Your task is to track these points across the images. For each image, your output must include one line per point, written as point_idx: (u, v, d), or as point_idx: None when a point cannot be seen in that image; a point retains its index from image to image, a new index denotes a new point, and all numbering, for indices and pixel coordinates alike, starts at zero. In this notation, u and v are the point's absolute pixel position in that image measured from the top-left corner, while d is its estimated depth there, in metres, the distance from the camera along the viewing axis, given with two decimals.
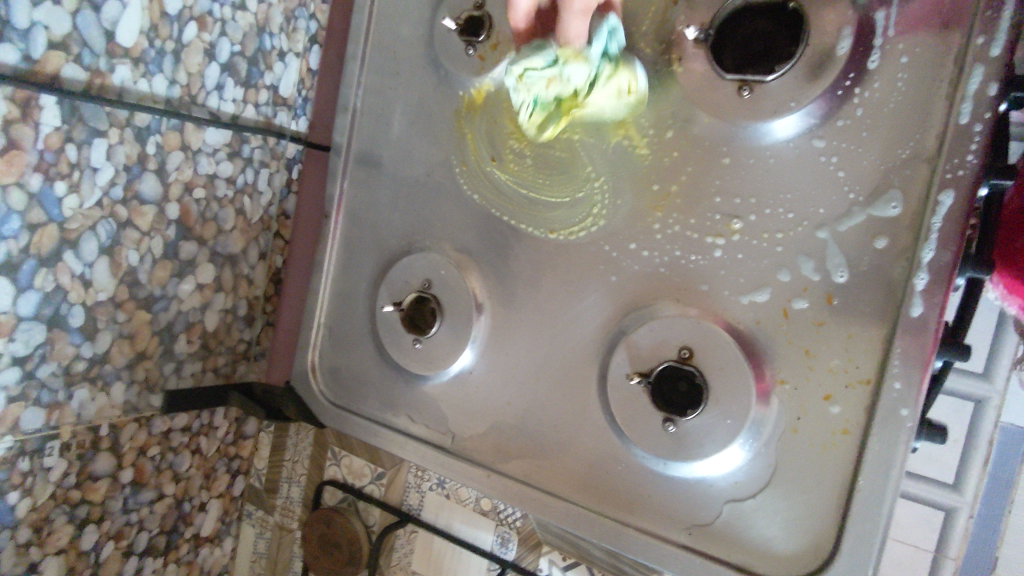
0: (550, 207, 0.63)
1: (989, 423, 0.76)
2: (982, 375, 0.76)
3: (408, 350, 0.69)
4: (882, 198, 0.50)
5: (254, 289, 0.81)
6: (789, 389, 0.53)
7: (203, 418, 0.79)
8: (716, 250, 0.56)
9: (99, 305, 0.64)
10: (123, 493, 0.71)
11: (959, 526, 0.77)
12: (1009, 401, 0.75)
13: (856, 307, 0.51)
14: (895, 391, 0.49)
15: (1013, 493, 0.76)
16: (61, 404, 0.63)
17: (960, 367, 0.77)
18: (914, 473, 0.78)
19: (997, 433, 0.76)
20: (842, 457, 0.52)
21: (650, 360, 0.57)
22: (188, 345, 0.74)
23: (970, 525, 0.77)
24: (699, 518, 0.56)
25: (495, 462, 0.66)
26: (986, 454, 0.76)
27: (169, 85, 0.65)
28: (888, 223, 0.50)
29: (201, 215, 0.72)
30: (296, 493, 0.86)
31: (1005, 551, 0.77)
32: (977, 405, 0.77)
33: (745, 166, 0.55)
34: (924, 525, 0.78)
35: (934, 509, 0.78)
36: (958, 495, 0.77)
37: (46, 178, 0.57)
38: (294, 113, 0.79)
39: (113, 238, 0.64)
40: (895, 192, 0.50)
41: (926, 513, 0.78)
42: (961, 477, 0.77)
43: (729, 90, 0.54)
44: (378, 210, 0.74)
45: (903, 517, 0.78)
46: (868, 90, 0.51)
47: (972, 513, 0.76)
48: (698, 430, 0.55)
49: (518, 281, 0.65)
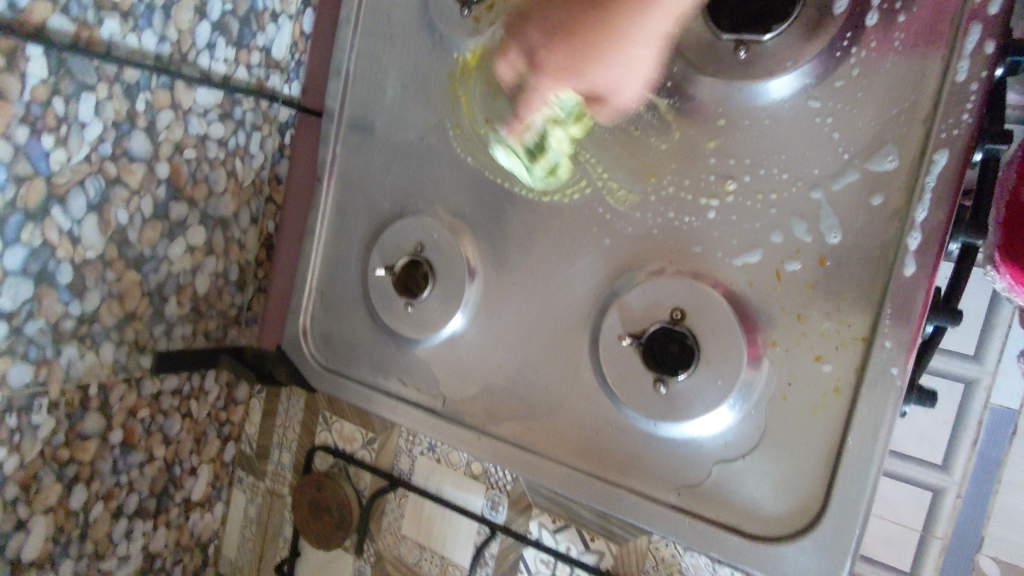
0: (545, 167, 0.63)
1: (979, 403, 0.73)
2: (972, 357, 0.73)
3: (399, 314, 0.69)
4: (879, 152, 0.50)
5: (245, 253, 0.81)
6: (780, 351, 0.54)
7: (193, 382, 0.79)
8: (709, 211, 0.56)
9: (88, 263, 0.64)
10: (113, 454, 0.71)
11: (947, 506, 0.74)
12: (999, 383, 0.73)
13: (848, 268, 0.51)
14: (885, 350, 0.49)
15: (1001, 473, 0.73)
16: (49, 361, 0.63)
17: (947, 347, 0.75)
18: (902, 452, 0.76)
19: (986, 414, 0.73)
20: (832, 417, 0.52)
21: (642, 321, 0.57)
22: (178, 308, 0.74)
23: (958, 506, 0.74)
24: (688, 479, 0.57)
25: (486, 425, 0.66)
26: (975, 434, 0.74)
27: (159, 41, 0.64)
28: (883, 179, 0.50)
29: (192, 176, 0.71)
30: (287, 459, 0.85)
31: (993, 531, 0.74)
32: (968, 386, 0.74)
33: (741, 128, 0.55)
34: (912, 504, 0.76)
35: (922, 488, 0.76)
36: (946, 475, 0.75)
37: (33, 131, 0.56)
38: (286, 76, 0.78)
39: (101, 195, 0.63)
40: (890, 145, 0.50)
41: (913, 492, 0.76)
42: (950, 457, 0.74)
43: (727, 50, 0.53)
44: (371, 174, 0.74)
45: (893, 497, 0.76)
46: (865, 50, 0.50)
47: (961, 493, 0.74)
48: (688, 391, 0.55)
49: (511, 244, 0.65)
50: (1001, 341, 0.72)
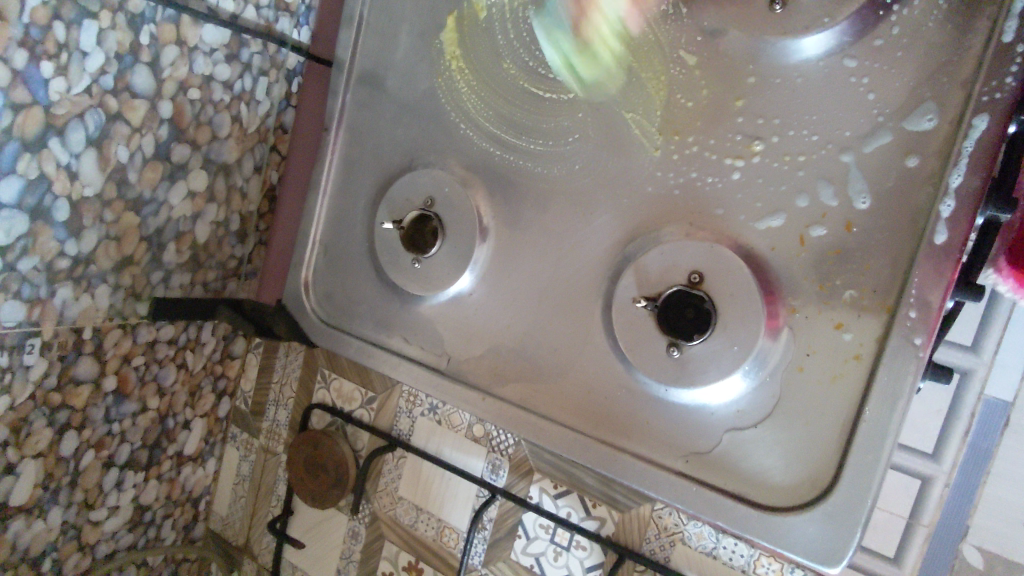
0: (556, 121, 0.61)
1: (972, 393, 0.71)
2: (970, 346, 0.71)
3: (406, 269, 0.67)
4: (917, 110, 0.49)
5: (248, 204, 0.78)
6: (800, 319, 0.52)
7: (189, 332, 0.77)
8: (734, 172, 0.54)
9: (86, 202, 0.61)
10: (105, 402, 0.69)
11: (935, 496, 0.72)
12: (995, 372, 0.70)
13: (874, 234, 0.50)
14: (909, 320, 0.48)
15: (992, 465, 0.70)
16: (43, 301, 0.61)
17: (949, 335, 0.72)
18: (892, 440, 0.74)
19: (980, 405, 0.71)
20: (849, 386, 0.51)
21: (658, 284, 0.55)
22: (177, 256, 0.72)
23: (944, 497, 0.72)
24: (697, 446, 0.56)
25: (491, 386, 0.65)
26: (966, 424, 0.71)
27: None
28: (921, 137, 0.48)
29: (195, 118, 0.69)
30: (282, 416, 0.84)
31: (978, 521, 0.71)
32: (962, 375, 0.71)
33: (771, 87, 0.53)
34: (902, 491, 0.73)
35: (910, 476, 0.73)
36: (936, 465, 0.72)
37: (31, 57, 0.54)
38: (296, 21, 0.75)
39: (101, 130, 0.61)
40: (930, 103, 0.48)
41: (903, 482, 0.73)
42: (940, 447, 0.72)
43: (761, 5, 0.51)
44: (381, 125, 0.72)
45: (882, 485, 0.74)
46: (906, 7, 0.49)
47: (949, 482, 0.72)
48: (703, 356, 0.54)
49: (526, 202, 0.63)
50: (1001, 329, 0.70)
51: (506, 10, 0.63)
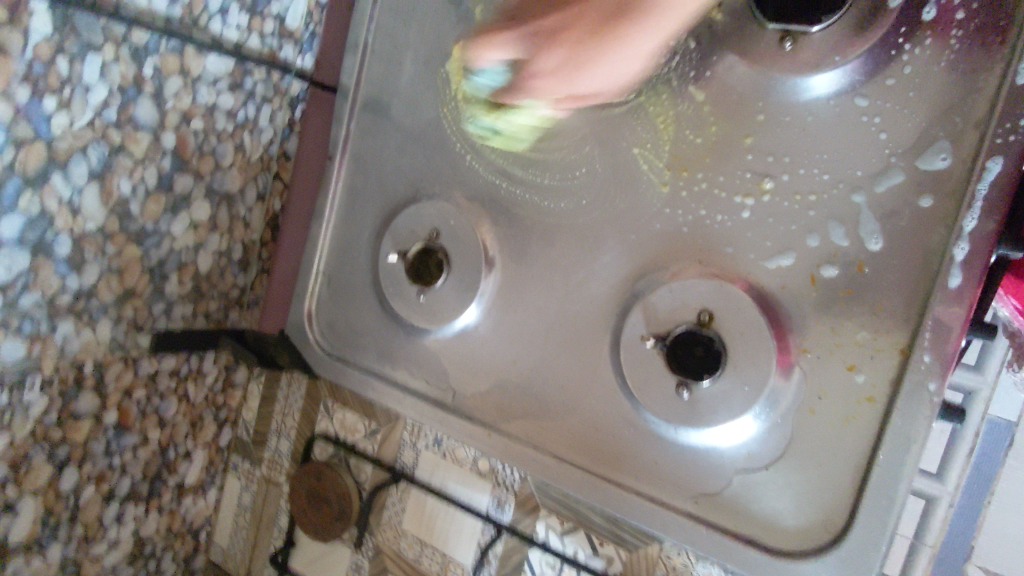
0: (563, 155, 0.61)
1: (977, 415, 0.76)
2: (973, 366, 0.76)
3: (410, 302, 0.66)
4: (931, 148, 0.48)
5: (250, 232, 0.78)
6: (811, 359, 0.51)
7: (191, 363, 0.76)
8: (744, 210, 0.53)
9: (88, 236, 0.61)
10: (106, 435, 0.68)
11: (938, 515, 0.77)
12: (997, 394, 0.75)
13: (887, 276, 0.49)
14: (923, 364, 0.47)
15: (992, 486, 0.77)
16: (44, 336, 0.60)
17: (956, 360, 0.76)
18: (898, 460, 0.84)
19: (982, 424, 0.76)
20: (863, 429, 0.50)
21: (667, 322, 0.55)
22: (179, 286, 0.71)
23: (949, 516, 0.77)
24: (707, 487, 0.55)
25: (496, 422, 0.64)
26: (971, 445, 0.77)
27: (170, 3, 0.61)
28: (934, 177, 0.48)
29: (198, 148, 0.68)
30: (285, 447, 0.83)
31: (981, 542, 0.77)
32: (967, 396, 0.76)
33: (781, 124, 0.52)
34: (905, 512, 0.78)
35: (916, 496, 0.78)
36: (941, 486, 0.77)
37: (34, 92, 0.53)
38: (300, 48, 0.74)
39: (104, 164, 0.60)
40: (943, 142, 0.47)
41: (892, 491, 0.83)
42: (945, 468, 0.77)
43: (771, 40, 0.51)
44: (385, 155, 0.71)
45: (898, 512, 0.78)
46: (919, 47, 0.48)
47: (952, 503, 0.77)
48: (713, 397, 0.53)
49: (532, 236, 0.62)
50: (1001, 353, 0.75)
51: None
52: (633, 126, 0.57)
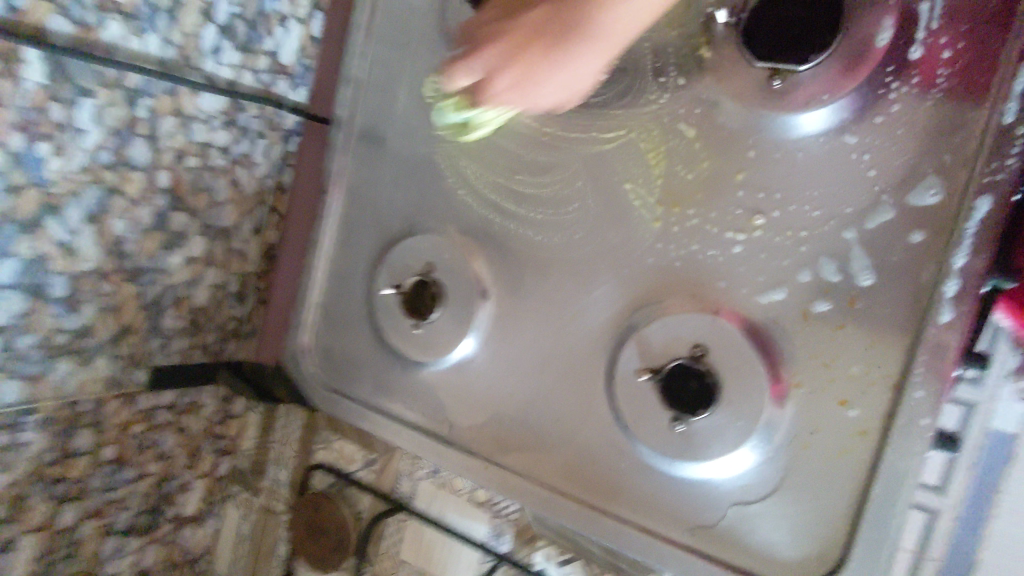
0: (556, 189, 0.61)
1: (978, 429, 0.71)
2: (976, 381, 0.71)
3: (406, 335, 0.67)
4: (921, 184, 0.48)
5: (247, 265, 0.78)
6: (805, 393, 0.52)
7: (189, 396, 0.76)
8: (735, 246, 0.54)
9: (84, 276, 0.61)
10: (104, 471, 0.69)
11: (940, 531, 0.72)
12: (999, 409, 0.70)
13: (879, 312, 0.50)
14: (915, 400, 0.48)
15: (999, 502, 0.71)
16: (41, 376, 0.60)
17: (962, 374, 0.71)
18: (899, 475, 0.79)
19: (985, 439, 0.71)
20: (858, 463, 0.50)
21: (661, 357, 0.55)
22: (176, 321, 0.71)
23: (953, 529, 0.72)
24: (703, 520, 0.55)
25: (493, 454, 0.64)
26: (973, 459, 0.71)
27: (163, 45, 0.61)
28: (925, 212, 0.48)
29: (193, 185, 0.68)
30: (283, 476, 0.83)
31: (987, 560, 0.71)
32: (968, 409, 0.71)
33: (771, 161, 0.53)
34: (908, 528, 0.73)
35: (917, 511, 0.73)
36: (941, 500, 0.72)
37: (29, 138, 0.54)
38: (293, 83, 0.74)
39: (100, 205, 0.61)
40: (932, 177, 0.48)
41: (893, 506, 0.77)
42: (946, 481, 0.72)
43: (759, 78, 0.52)
44: (379, 188, 0.71)
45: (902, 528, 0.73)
46: (907, 85, 0.48)
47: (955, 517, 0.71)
48: (707, 430, 0.53)
49: (526, 268, 0.62)
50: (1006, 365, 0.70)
51: None
52: (626, 160, 0.58)
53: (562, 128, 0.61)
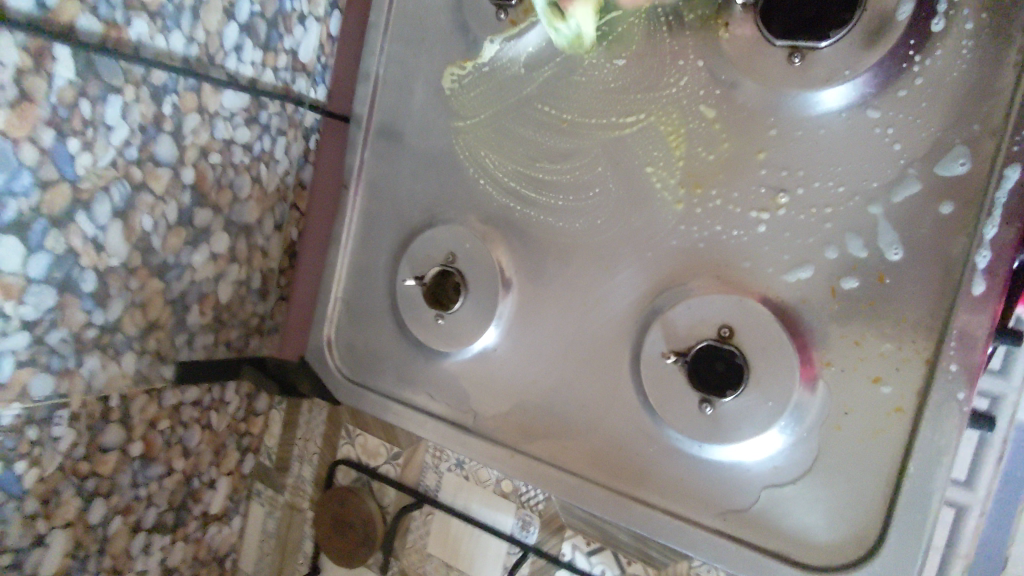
0: (576, 175, 0.61)
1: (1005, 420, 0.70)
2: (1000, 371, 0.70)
3: (429, 326, 0.67)
4: (949, 154, 0.48)
5: (268, 261, 0.78)
6: (835, 372, 0.51)
7: (214, 393, 0.77)
8: (760, 225, 0.54)
9: (112, 271, 0.62)
10: (132, 467, 0.69)
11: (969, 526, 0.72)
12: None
13: (908, 287, 0.49)
14: (949, 374, 0.47)
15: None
16: (71, 372, 0.61)
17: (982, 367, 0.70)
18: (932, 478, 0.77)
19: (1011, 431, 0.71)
20: (892, 442, 0.50)
21: (688, 339, 0.55)
22: (201, 317, 0.72)
23: (980, 526, 0.72)
24: (734, 503, 0.54)
25: (519, 443, 0.64)
26: (1000, 452, 0.71)
27: (187, 43, 0.62)
28: (956, 182, 0.47)
29: (217, 182, 0.69)
30: (308, 472, 0.84)
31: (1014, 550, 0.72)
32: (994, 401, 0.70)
33: (794, 139, 0.52)
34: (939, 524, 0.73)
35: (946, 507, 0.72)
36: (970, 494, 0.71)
37: (59, 135, 0.55)
38: (312, 80, 0.76)
39: (127, 201, 0.61)
40: (961, 147, 0.47)
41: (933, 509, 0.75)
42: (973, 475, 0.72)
43: (779, 58, 0.51)
44: (398, 181, 0.72)
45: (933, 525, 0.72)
46: (929, 58, 0.48)
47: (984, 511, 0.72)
48: (735, 412, 0.53)
49: (548, 256, 0.62)
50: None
51: (521, 63, 0.64)
52: (647, 144, 0.58)
53: (581, 114, 0.61)
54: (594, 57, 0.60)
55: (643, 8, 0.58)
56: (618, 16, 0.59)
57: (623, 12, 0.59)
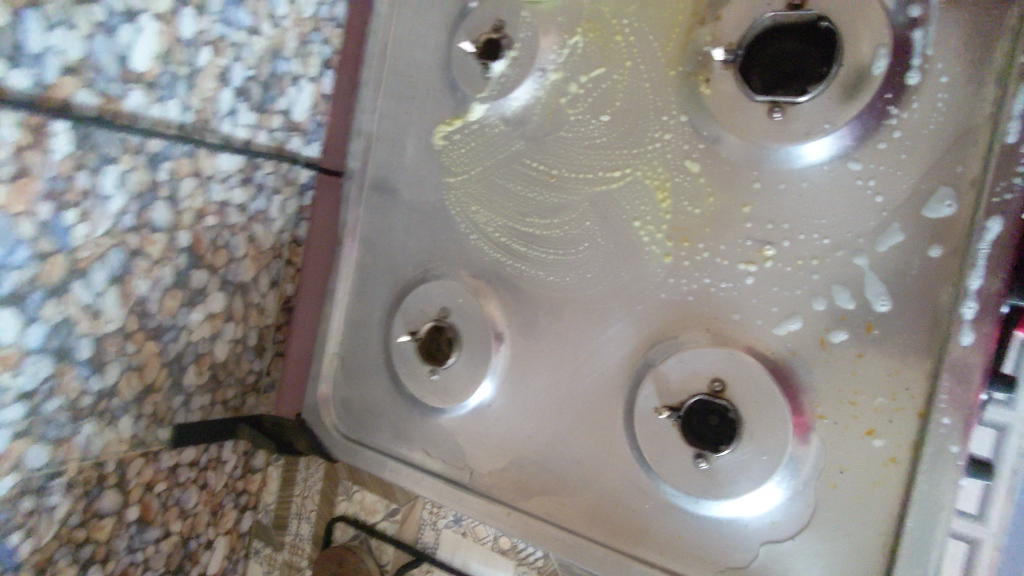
0: (565, 230, 0.61)
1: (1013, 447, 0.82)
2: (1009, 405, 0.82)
3: (424, 382, 0.67)
4: (934, 197, 0.48)
5: (265, 318, 0.79)
6: (828, 425, 0.51)
7: (211, 452, 0.77)
8: (748, 277, 0.54)
9: (108, 337, 0.62)
10: (129, 532, 0.69)
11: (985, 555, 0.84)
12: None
13: (898, 339, 0.49)
14: (943, 428, 0.46)
15: None
16: (67, 439, 0.61)
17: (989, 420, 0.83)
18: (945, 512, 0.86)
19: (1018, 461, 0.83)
20: (891, 495, 0.49)
21: (680, 393, 0.54)
22: (197, 377, 0.72)
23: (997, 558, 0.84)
24: (733, 560, 0.53)
25: (515, 499, 0.63)
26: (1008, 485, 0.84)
27: (182, 110, 0.64)
28: (941, 224, 0.47)
29: (213, 243, 0.70)
30: (305, 530, 0.83)
31: None
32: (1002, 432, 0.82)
33: (777, 192, 0.53)
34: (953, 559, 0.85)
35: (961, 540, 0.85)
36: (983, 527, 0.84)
37: (56, 208, 0.56)
38: (307, 138, 0.78)
39: (123, 267, 0.62)
40: (947, 189, 0.47)
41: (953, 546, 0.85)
42: (984, 509, 0.84)
43: (760, 112, 0.52)
44: (391, 237, 0.72)
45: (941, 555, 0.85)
46: (907, 111, 0.49)
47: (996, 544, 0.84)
48: (732, 467, 0.52)
49: (539, 310, 0.63)
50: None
51: (508, 119, 0.64)
52: (635, 197, 0.58)
53: (570, 167, 0.61)
54: (579, 114, 0.61)
55: (626, 66, 0.59)
56: (602, 73, 0.60)
57: (608, 68, 0.60)
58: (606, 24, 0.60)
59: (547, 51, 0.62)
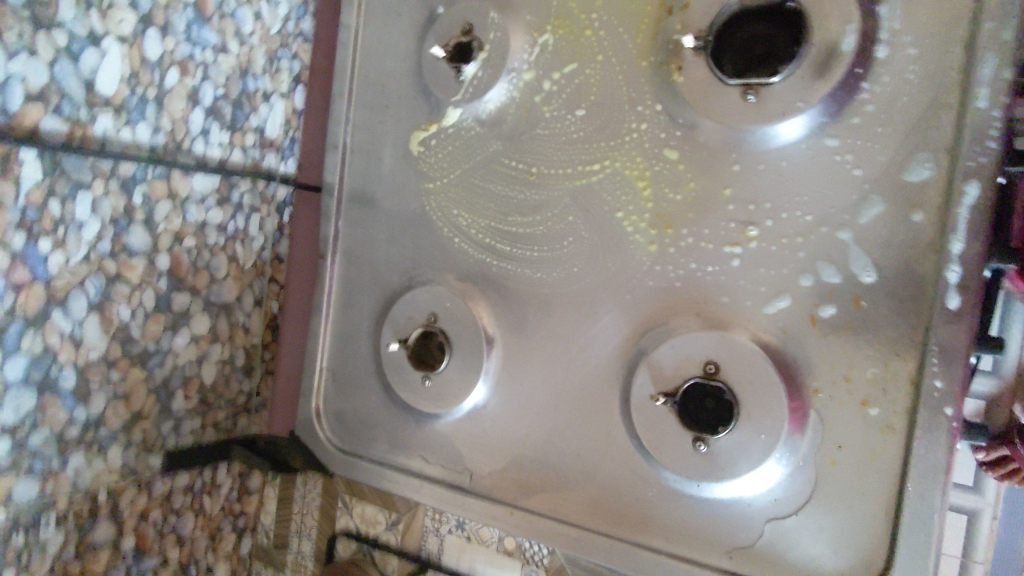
0: (548, 226, 0.62)
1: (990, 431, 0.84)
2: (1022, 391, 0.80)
3: (418, 390, 0.66)
4: (913, 162, 0.49)
5: (251, 337, 0.78)
6: (823, 399, 0.51)
7: (205, 476, 0.75)
8: (733, 259, 0.54)
9: (92, 365, 0.61)
10: (125, 563, 0.67)
11: (984, 525, 0.90)
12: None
13: (885, 309, 0.50)
14: (936, 392, 0.47)
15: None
16: (55, 473, 0.60)
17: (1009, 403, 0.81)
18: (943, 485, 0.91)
19: None
20: (889, 463, 0.49)
21: (675, 379, 0.55)
22: (186, 401, 0.71)
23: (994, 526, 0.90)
24: (738, 540, 0.53)
25: (517, 499, 0.63)
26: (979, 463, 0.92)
27: (153, 132, 0.63)
28: (919, 194, 0.48)
29: (193, 264, 0.69)
30: (307, 547, 0.82)
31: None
32: None
33: (757, 173, 0.54)
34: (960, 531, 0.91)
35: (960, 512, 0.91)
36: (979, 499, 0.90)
37: (29, 236, 0.54)
38: (282, 154, 0.77)
39: (102, 293, 0.61)
40: (925, 154, 0.48)
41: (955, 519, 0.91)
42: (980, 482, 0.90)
43: (733, 96, 0.52)
44: (374, 246, 0.72)
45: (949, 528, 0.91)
46: (877, 85, 0.50)
47: (994, 514, 0.90)
48: (731, 448, 0.52)
49: (528, 308, 0.63)
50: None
51: (483, 120, 0.65)
52: (616, 189, 0.59)
53: (548, 164, 0.62)
54: (554, 111, 0.61)
55: (597, 60, 0.60)
56: (574, 68, 0.60)
57: (579, 64, 0.60)
58: (575, 20, 0.60)
59: (518, 50, 0.63)
